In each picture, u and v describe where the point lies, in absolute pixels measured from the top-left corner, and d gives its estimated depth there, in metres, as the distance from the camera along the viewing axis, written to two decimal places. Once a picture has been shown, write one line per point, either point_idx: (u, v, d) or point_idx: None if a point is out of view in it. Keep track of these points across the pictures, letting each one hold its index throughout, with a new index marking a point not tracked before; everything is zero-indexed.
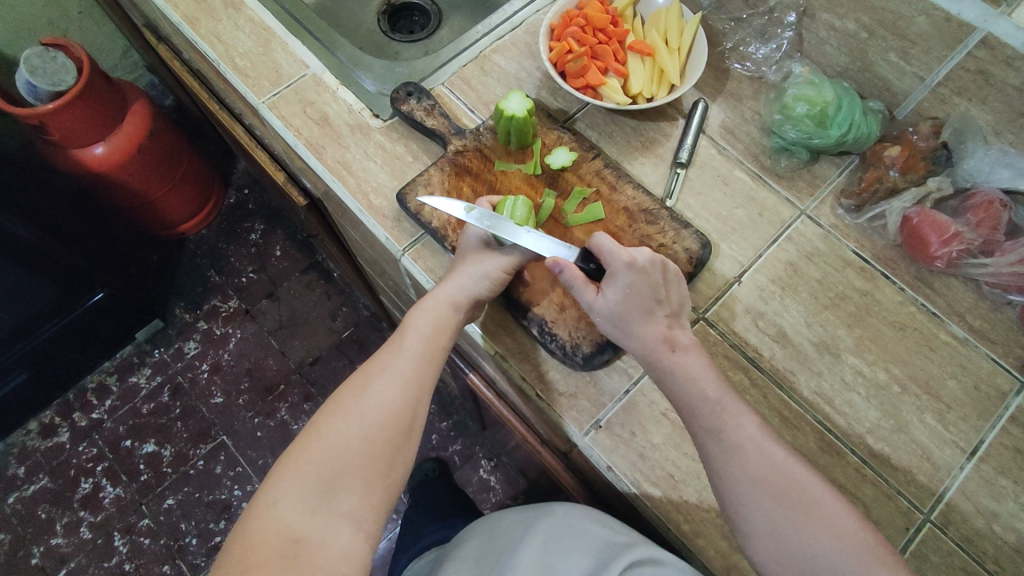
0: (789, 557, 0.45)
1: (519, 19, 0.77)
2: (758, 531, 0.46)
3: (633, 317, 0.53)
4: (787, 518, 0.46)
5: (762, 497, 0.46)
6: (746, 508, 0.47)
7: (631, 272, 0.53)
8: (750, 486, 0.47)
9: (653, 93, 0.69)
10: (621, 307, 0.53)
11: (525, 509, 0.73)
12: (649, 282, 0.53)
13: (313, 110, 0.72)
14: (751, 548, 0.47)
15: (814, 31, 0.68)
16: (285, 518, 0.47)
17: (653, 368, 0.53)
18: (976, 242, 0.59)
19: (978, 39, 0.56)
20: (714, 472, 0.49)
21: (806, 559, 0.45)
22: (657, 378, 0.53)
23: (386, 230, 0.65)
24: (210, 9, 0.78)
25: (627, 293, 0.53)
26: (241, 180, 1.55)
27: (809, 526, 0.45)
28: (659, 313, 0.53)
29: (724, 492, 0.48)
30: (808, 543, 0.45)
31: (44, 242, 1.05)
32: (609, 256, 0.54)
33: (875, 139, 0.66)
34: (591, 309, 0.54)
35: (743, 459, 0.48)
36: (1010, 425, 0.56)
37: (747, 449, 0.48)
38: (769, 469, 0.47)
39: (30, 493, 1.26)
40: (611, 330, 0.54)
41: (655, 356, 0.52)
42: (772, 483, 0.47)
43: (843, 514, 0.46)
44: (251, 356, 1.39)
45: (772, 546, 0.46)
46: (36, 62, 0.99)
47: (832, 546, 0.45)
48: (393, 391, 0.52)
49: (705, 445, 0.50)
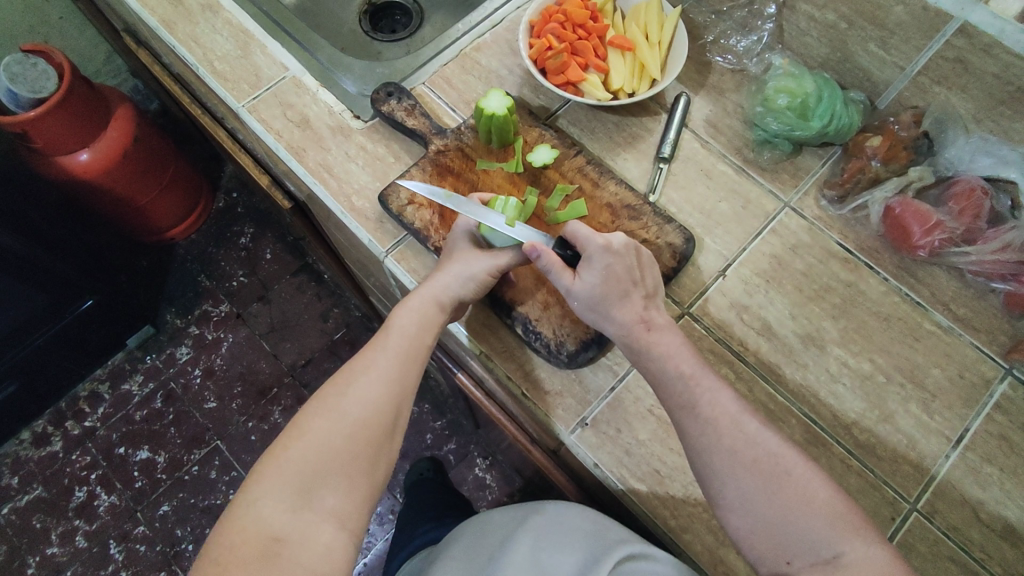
0: (765, 529, 0.45)
1: (499, 17, 0.76)
2: (733, 503, 0.46)
3: (610, 300, 0.53)
4: (753, 486, 0.46)
5: (736, 469, 0.47)
6: (721, 481, 0.47)
7: (608, 255, 0.53)
8: (725, 459, 0.47)
9: (634, 88, 0.69)
10: (600, 291, 0.53)
11: (515, 507, 0.73)
12: (625, 264, 0.54)
13: (294, 113, 0.71)
14: (729, 522, 0.47)
15: (794, 22, 0.68)
16: (267, 518, 0.47)
17: (630, 349, 0.53)
18: (958, 230, 0.59)
19: (956, 27, 0.55)
20: (690, 448, 0.49)
21: (782, 531, 0.45)
22: (634, 360, 0.53)
23: (369, 233, 0.65)
24: (188, 13, 0.77)
25: (605, 277, 0.53)
26: (229, 183, 1.54)
27: (782, 497, 0.45)
28: (637, 295, 0.54)
29: (700, 466, 0.48)
30: (782, 514, 0.45)
31: (32, 252, 1.04)
32: (585, 241, 0.54)
33: (857, 130, 0.66)
34: (569, 294, 0.55)
35: (719, 437, 0.48)
36: (995, 413, 0.56)
37: (721, 423, 0.48)
38: (744, 444, 0.47)
39: (24, 503, 1.25)
40: (588, 315, 0.55)
41: (631, 336, 0.53)
42: (745, 456, 0.47)
43: (817, 486, 0.46)
44: (243, 360, 1.38)
45: (747, 518, 0.46)
46: (16, 69, 0.97)
47: (806, 516, 0.44)
48: (376, 389, 0.52)
49: (681, 421, 0.50)
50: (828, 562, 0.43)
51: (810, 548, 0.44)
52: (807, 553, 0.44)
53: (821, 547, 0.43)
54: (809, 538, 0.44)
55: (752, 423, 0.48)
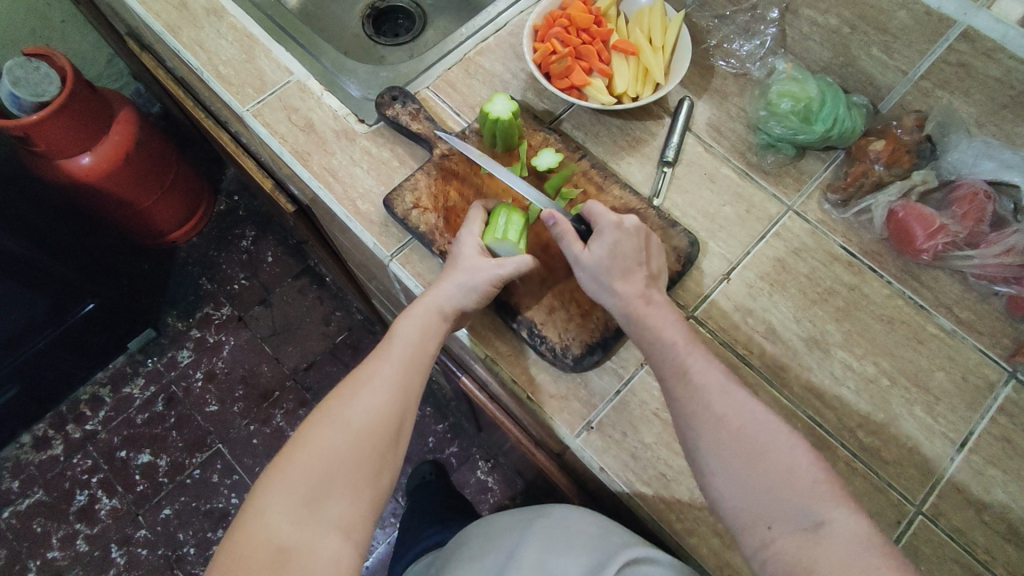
0: (746, 495, 0.45)
1: (503, 21, 0.76)
2: (715, 469, 0.46)
3: (615, 272, 0.53)
4: (740, 454, 0.46)
5: (720, 435, 0.47)
6: (704, 448, 0.47)
7: (619, 231, 0.54)
8: (710, 424, 0.47)
9: (637, 92, 0.69)
10: (606, 263, 0.53)
11: (520, 511, 0.73)
12: (634, 243, 0.54)
13: (298, 117, 0.71)
14: (711, 488, 0.47)
15: (797, 26, 0.68)
16: (274, 528, 0.47)
17: (629, 320, 0.53)
18: (962, 233, 0.59)
19: (959, 32, 0.56)
20: (676, 413, 0.50)
21: (764, 495, 0.45)
22: (633, 332, 0.53)
23: (374, 237, 0.65)
24: (192, 17, 0.78)
25: (614, 250, 0.53)
26: (231, 186, 1.54)
27: (767, 464, 0.45)
28: (641, 272, 0.54)
29: (686, 431, 0.49)
30: (764, 481, 0.45)
31: (35, 255, 1.04)
32: (599, 216, 0.55)
33: (859, 134, 0.66)
34: (578, 265, 0.55)
35: (709, 407, 0.48)
36: (999, 416, 0.56)
37: (709, 391, 0.49)
38: (732, 412, 0.47)
39: (24, 507, 1.25)
40: (591, 284, 0.55)
41: (631, 307, 0.53)
42: (730, 424, 0.47)
43: (803, 457, 0.45)
44: (244, 363, 1.38)
45: (728, 483, 0.46)
46: (19, 72, 0.98)
47: (790, 484, 0.44)
48: (379, 397, 0.52)
49: (670, 387, 0.50)
50: (808, 531, 0.43)
51: (790, 516, 0.44)
52: (789, 519, 0.44)
53: (802, 516, 0.43)
54: (789, 504, 0.44)
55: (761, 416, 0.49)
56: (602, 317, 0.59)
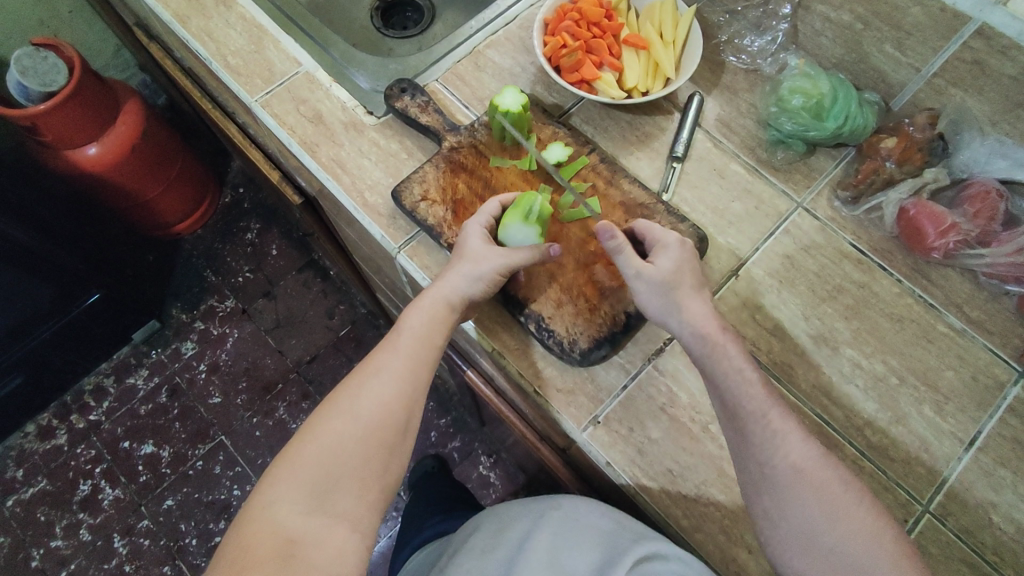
0: (819, 554, 0.45)
1: (513, 14, 0.76)
2: (788, 520, 0.46)
3: (684, 288, 0.54)
4: (821, 510, 0.45)
5: (801, 488, 0.46)
6: (782, 496, 0.46)
7: (682, 248, 0.55)
8: (790, 474, 0.47)
9: (648, 87, 0.69)
10: (674, 275, 0.54)
11: (531, 500, 0.72)
12: (694, 262, 0.56)
13: (307, 108, 0.71)
14: (778, 539, 0.46)
15: (809, 22, 0.67)
16: (281, 519, 0.47)
17: (702, 341, 0.52)
18: (973, 232, 0.59)
19: (974, 29, 0.56)
20: (750, 454, 0.48)
21: (833, 554, 0.45)
22: (705, 354, 0.52)
23: (381, 229, 0.65)
24: (201, 7, 0.77)
25: (680, 264, 0.54)
26: (236, 179, 1.54)
27: (847, 525, 0.45)
28: (702, 292, 0.55)
29: (760, 476, 0.48)
30: (842, 542, 0.45)
31: (40, 244, 1.05)
32: (658, 234, 0.57)
33: (871, 131, 0.66)
34: (638, 277, 0.54)
35: (785, 449, 0.47)
36: (1008, 416, 0.56)
37: (787, 435, 0.48)
38: (811, 463, 0.47)
39: (29, 496, 1.25)
40: (658, 301, 0.53)
41: (704, 327, 0.52)
42: (811, 476, 0.46)
43: (875, 520, 0.46)
44: (248, 356, 1.38)
45: (796, 535, 0.46)
46: (26, 62, 0.98)
47: (867, 550, 0.44)
48: (388, 390, 0.52)
49: (745, 426, 0.49)
50: None
51: None
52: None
53: None
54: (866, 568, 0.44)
55: (775, 411, 0.49)
56: (609, 312, 0.59)
